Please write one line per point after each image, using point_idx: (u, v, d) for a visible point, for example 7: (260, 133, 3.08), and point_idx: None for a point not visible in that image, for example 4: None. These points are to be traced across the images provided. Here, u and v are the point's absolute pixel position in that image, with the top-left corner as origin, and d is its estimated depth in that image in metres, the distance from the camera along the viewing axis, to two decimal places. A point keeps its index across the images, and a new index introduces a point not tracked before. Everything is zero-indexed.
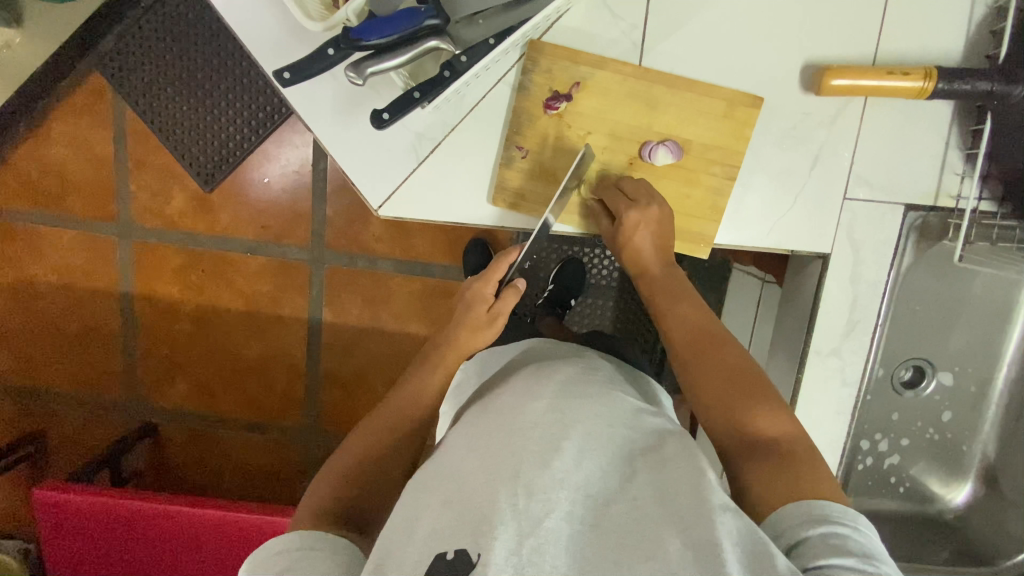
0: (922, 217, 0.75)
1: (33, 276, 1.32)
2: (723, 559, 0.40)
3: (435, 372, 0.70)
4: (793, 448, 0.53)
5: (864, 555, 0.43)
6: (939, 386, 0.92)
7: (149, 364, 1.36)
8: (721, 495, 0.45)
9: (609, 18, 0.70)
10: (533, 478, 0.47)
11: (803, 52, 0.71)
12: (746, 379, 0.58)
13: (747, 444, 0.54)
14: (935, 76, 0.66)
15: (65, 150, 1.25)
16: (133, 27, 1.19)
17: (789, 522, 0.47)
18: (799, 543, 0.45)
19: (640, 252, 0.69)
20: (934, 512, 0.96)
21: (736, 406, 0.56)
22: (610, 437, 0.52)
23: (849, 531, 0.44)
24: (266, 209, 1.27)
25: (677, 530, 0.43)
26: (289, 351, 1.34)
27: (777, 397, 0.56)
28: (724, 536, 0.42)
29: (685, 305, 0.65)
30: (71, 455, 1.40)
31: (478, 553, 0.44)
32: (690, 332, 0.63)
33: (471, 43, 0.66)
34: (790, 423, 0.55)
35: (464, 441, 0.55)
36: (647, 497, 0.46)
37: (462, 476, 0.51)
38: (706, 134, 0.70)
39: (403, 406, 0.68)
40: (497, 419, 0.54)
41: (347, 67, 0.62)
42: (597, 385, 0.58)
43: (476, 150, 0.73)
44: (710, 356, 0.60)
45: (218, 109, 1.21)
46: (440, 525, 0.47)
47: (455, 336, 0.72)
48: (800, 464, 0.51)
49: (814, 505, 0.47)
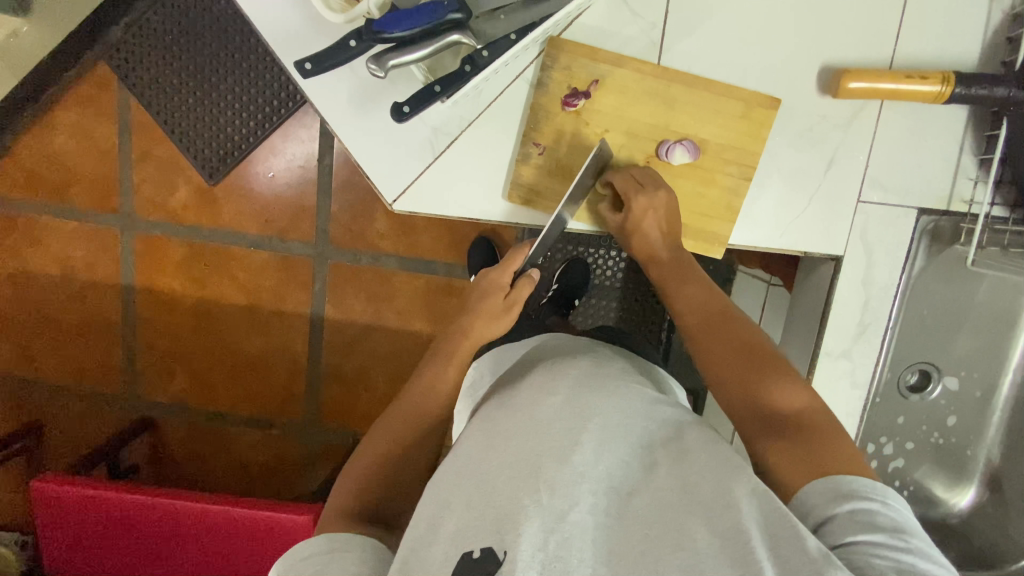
0: (934, 221, 0.75)
1: (32, 266, 1.31)
2: (751, 546, 0.41)
3: (451, 366, 0.70)
4: (815, 420, 0.54)
5: (892, 530, 0.44)
6: (945, 391, 0.93)
7: (149, 357, 1.35)
8: (748, 480, 0.45)
9: (628, 17, 0.70)
10: (553, 474, 0.47)
11: (820, 55, 0.71)
12: (763, 355, 0.59)
13: (771, 420, 0.55)
14: (953, 81, 0.66)
15: (70, 140, 1.24)
16: (141, 18, 1.18)
17: (814, 500, 0.48)
18: (826, 521, 0.47)
19: (646, 236, 0.71)
20: (939, 515, 0.96)
21: (750, 382, 0.57)
22: (628, 427, 0.52)
23: (876, 506, 0.46)
24: (272, 203, 1.26)
25: (701, 518, 0.44)
26: (293, 346, 1.33)
27: (796, 373, 0.58)
28: (750, 522, 0.42)
29: (690, 288, 0.68)
30: (68, 448, 1.39)
31: (505, 551, 0.44)
32: (700, 312, 0.65)
33: (493, 38, 0.66)
34: (812, 400, 0.55)
35: (482, 437, 0.55)
36: (670, 488, 0.46)
37: (483, 472, 0.51)
38: (723, 134, 0.71)
39: (422, 403, 0.68)
40: (513, 416, 0.54)
41: (369, 60, 0.62)
42: (613, 375, 0.58)
43: (492, 147, 0.73)
44: (723, 335, 0.62)
45: (225, 102, 1.20)
46: (463, 524, 0.47)
47: (469, 326, 0.72)
48: (823, 439, 0.52)
49: (840, 480, 0.48)
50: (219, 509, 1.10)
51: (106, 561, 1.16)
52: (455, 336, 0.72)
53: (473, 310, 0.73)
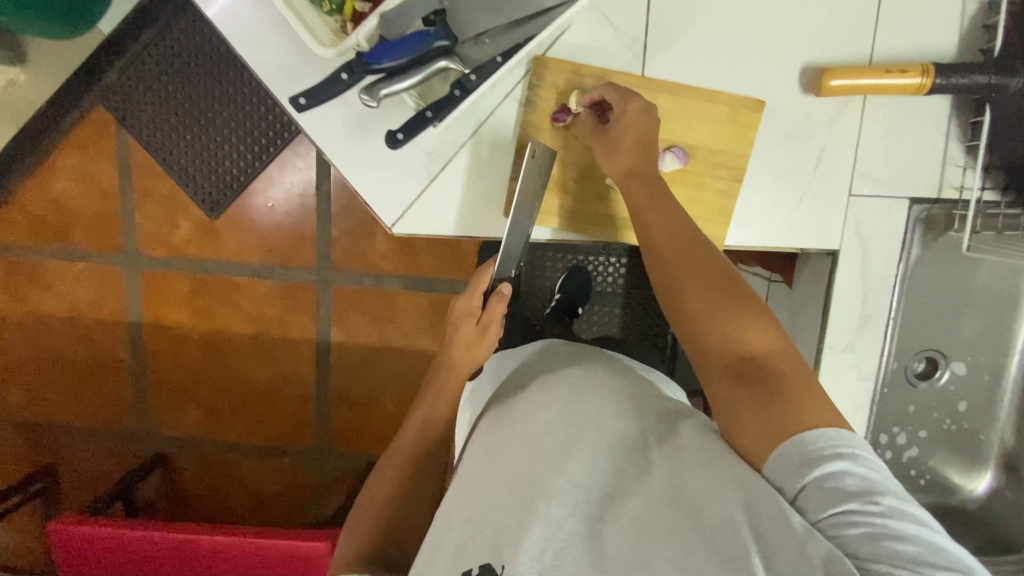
0: (927, 209, 0.76)
1: (40, 308, 1.32)
2: (740, 538, 0.45)
3: (435, 400, 0.72)
4: (779, 364, 0.54)
5: (864, 494, 0.45)
6: (954, 376, 0.95)
7: (159, 392, 1.36)
8: (735, 473, 0.49)
9: (610, 32, 0.72)
10: (549, 484, 0.53)
11: (801, 56, 0.72)
12: (733, 294, 0.58)
13: (732, 359, 0.55)
14: (932, 72, 0.67)
15: (70, 183, 1.27)
16: (134, 60, 1.21)
17: (784, 467, 0.49)
18: (799, 491, 0.48)
19: (628, 158, 0.67)
20: (957, 502, 0.98)
21: (724, 328, 0.56)
22: (619, 433, 0.56)
23: (845, 465, 0.47)
24: (272, 231, 1.28)
25: (694, 516, 0.48)
26: (301, 372, 1.34)
27: (762, 309, 0.57)
28: (740, 518, 0.46)
29: (668, 218, 0.64)
30: (81, 488, 1.40)
31: (502, 564, 0.50)
32: (676, 247, 0.63)
33: (479, 62, 0.67)
34: (777, 342, 0.55)
35: (483, 452, 0.61)
36: (661, 490, 0.50)
37: (484, 486, 0.58)
38: (710, 139, 0.72)
39: (414, 444, 0.72)
40: (512, 433, 0.60)
41: (363, 92, 0.64)
42: (604, 380, 0.62)
43: (485, 167, 0.75)
44: (699, 277, 0.60)
45: (221, 135, 1.23)
46: (466, 541, 0.54)
47: (448, 354, 0.72)
48: (786, 378, 0.53)
49: (806, 441, 0.48)
50: (242, 541, 1.10)
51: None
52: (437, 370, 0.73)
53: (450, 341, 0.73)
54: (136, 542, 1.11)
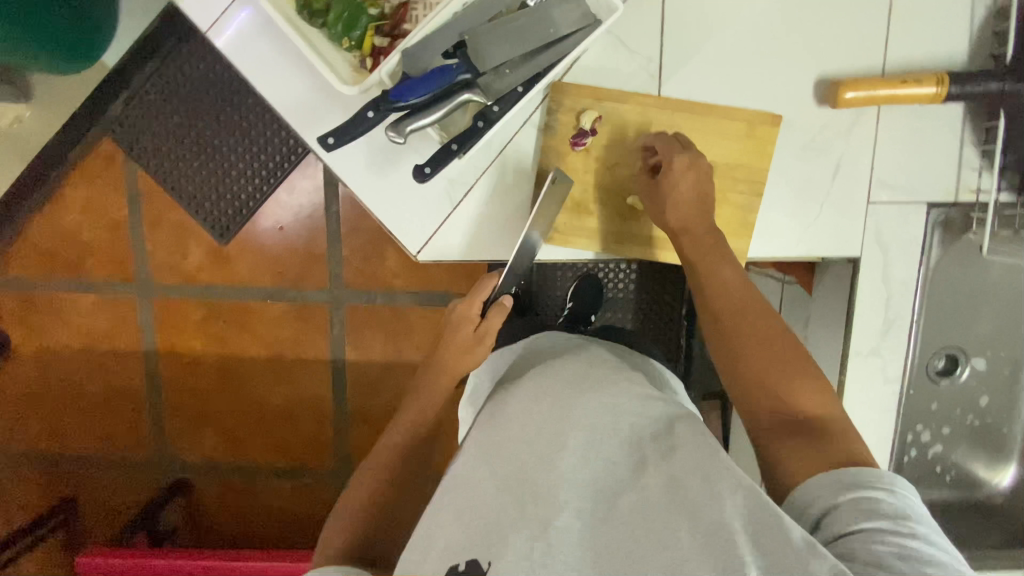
0: (944, 213, 0.77)
1: (55, 342, 1.33)
2: (733, 542, 0.43)
3: (430, 397, 0.76)
4: (833, 425, 0.57)
5: (897, 517, 0.46)
6: (975, 371, 0.96)
7: (178, 419, 1.37)
8: (733, 477, 0.48)
9: (625, 54, 0.72)
10: (539, 483, 0.53)
11: (815, 68, 0.73)
12: (789, 356, 0.61)
13: (785, 418, 0.59)
14: (947, 81, 0.68)
15: (80, 215, 1.28)
16: (140, 92, 1.22)
17: (820, 491, 0.51)
18: (830, 510, 0.49)
19: (675, 211, 0.68)
20: (983, 497, 0.99)
21: (781, 387, 0.59)
22: (616, 426, 0.56)
23: (882, 494, 0.48)
24: (284, 255, 1.29)
25: (688, 517, 0.46)
26: (319, 394, 1.35)
27: (816, 372, 0.61)
28: (734, 520, 0.45)
29: (725, 273, 0.66)
30: (104, 517, 1.41)
31: (489, 562, 0.49)
32: (730, 302, 0.65)
33: (502, 92, 0.68)
34: (831, 405, 0.59)
35: (476, 450, 0.61)
36: (656, 485, 0.50)
37: (476, 486, 0.57)
38: (729, 154, 0.73)
39: (404, 436, 0.76)
40: (504, 428, 0.60)
41: (388, 129, 0.65)
42: (603, 376, 0.63)
43: (509, 193, 0.76)
44: (756, 333, 0.62)
45: (230, 162, 1.24)
46: (451, 538, 0.53)
47: (443, 358, 0.75)
48: (836, 435, 0.56)
49: (846, 472, 0.51)
50: (272, 565, 1.11)
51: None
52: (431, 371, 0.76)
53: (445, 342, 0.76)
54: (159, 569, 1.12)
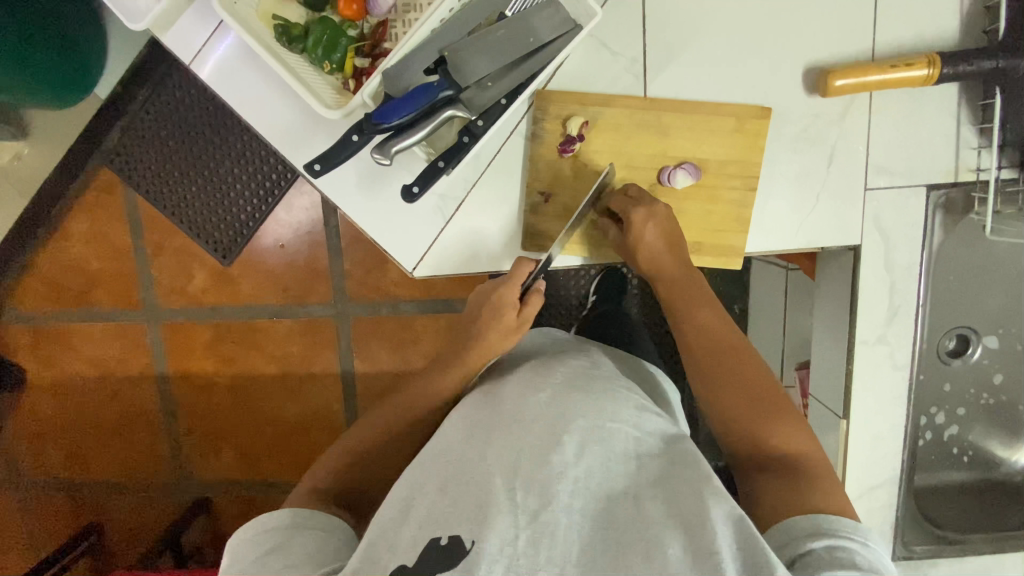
0: (945, 194, 0.76)
1: (69, 371, 1.35)
2: (720, 564, 0.46)
3: (453, 372, 0.70)
4: (808, 463, 0.59)
5: (867, 569, 0.48)
6: (986, 350, 0.96)
7: (194, 439, 1.38)
8: (727, 502, 0.50)
9: (608, 57, 0.72)
10: (532, 473, 0.52)
11: (802, 58, 0.72)
12: (772, 399, 0.63)
13: (764, 455, 0.61)
14: (938, 63, 0.66)
15: (84, 246, 1.29)
16: (134, 121, 1.23)
17: (796, 533, 0.52)
18: (804, 555, 0.50)
19: (653, 252, 0.70)
20: (1003, 476, 0.99)
21: (757, 424, 0.62)
22: (613, 432, 0.57)
23: (855, 546, 0.50)
24: (287, 273, 1.30)
25: (679, 535, 0.48)
26: (330, 407, 1.35)
27: (795, 413, 0.63)
28: (721, 540, 0.47)
29: (702, 312, 0.68)
30: (130, 540, 1.43)
31: (473, 541, 0.48)
32: (709, 342, 0.67)
33: (484, 106, 0.67)
34: (808, 442, 0.61)
35: (463, 430, 0.59)
36: (652, 503, 0.52)
37: (462, 467, 0.55)
38: (721, 151, 0.72)
39: (407, 404, 0.69)
40: (496, 414, 0.59)
41: (374, 151, 0.65)
42: (601, 384, 0.64)
43: (501, 203, 0.76)
44: (735, 369, 0.65)
45: (227, 184, 1.24)
46: (434, 511, 0.52)
47: (482, 337, 0.70)
48: (816, 475, 0.58)
49: (822, 519, 0.52)
50: None
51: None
52: (460, 345, 0.71)
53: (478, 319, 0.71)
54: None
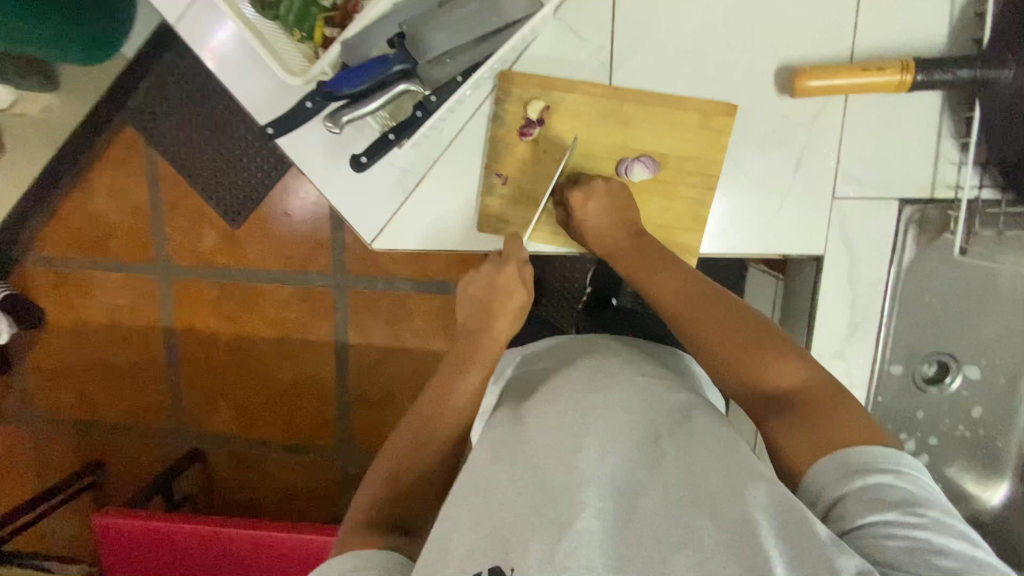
0: (920, 210, 0.73)
1: (86, 316, 1.36)
2: (760, 537, 0.40)
3: (471, 372, 0.65)
4: (811, 395, 0.51)
5: (905, 505, 0.42)
6: (966, 381, 0.88)
7: (195, 394, 1.38)
8: (755, 470, 0.45)
9: (575, 42, 0.71)
10: (558, 489, 0.48)
11: (775, 55, 0.70)
12: (751, 331, 0.55)
13: (768, 400, 0.53)
14: (912, 68, 0.64)
15: (105, 197, 1.30)
16: (158, 82, 1.24)
17: (823, 480, 0.46)
18: (837, 500, 0.45)
19: (600, 234, 0.69)
20: (969, 512, 0.91)
21: (744, 360, 0.54)
22: (631, 420, 0.51)
23: (888, 479, 0.44)
24: (291, 240, 1.28)
25: (706, 516, 0.43)
26: (322, 373, 1.34)
27: (786, 343, 0.55)
28: (756, 511, 0.42)
29: (666, 275, 0.63)
30: (128, 482, 1.43)
31: (512, 569, 0.44)
32: (677, 299, 0.61)
33: (440, 82, 0.68)
34: (807, 369, 0.52)
35: (490, 454, 0.55)
36: (675, 481, 0.46)
37: (493, 493, 0.51)
38: (681, 146, 0.71)
39: (429, 419, 0.63)
40: (518, 442, 0.55)
41: (325, 118, 0.66)
42: (615, 369, 0.58)
43: (460, 181, 0.76)
44: (704, 314, 0.58)
45: (240, 149, 1.24)
46: (472, 543, 0.48)
47: (490, 323, 0.68)
48: (825, 412, 0.49)
49: (849, 455, 0.46)
50: (260, 534, 1.15)
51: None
52: (471, 339, 0.68)
53: (492, 309, 0.69)
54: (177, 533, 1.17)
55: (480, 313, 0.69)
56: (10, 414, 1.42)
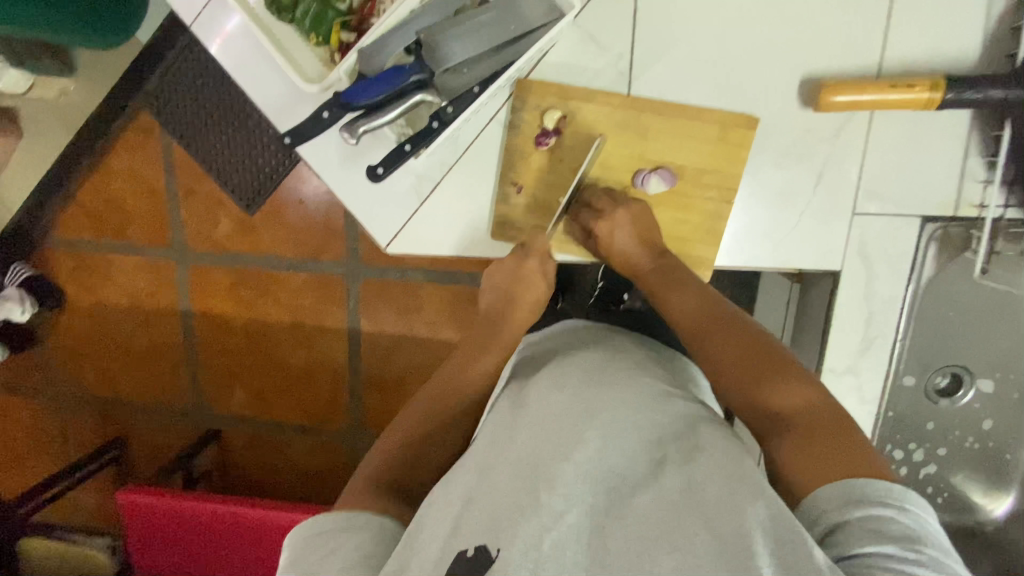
0: (942, 228, 0.72)
1: (107, 299, 1.38)
2: (753, 552, 0.39)
3: (488, 354, 0.65)
4: (816, 421, 0.50)
5: (905, 540, 0.41)
6: (979, 395, 0.87)
7: (211, 376, 1.40)
8: (756, 484, 0.43)
9: (594, 49, 0.70)
10: (551, 473, 0.45)
11: (799, 68, 0.68)
12: (766, 356, 0.55)
13: (774, 420, 0.52)
14: (942, 87, 0.63)
15: (123, 182, 1.29)
16: (172, 67, 1.21)
17: (825, 506, 0.45)
18: (836, 528, 0.43)
19: (625, 253, 0.68)
20: (973, 522, 0.92)
21: (753, 383, 0.54)
22: (637, 421, 0.49)
23: (890, 513, 0.42)
24: (303, 229, 1.28)
25: (702, 523, 0.41)
26: (334, 360, 1.35)
27: (803, 373, 0.54)
28: (754, 527, 0.40)
29: (680, 295, 0.63)
30: (149, 460, 1.47)
31: (498, 549, 0.42)
32: (693, 317, 0.61)
33: (457, 92, 0.67)
34: (821, 399, 0.51)
35: (489, 441, 0.52)
36: (674, 483, 0.44)
37: (488, 471, 0.49)
38: (699, 158, 0.70)
39: (452, 383, 0.63)
40: (519, 423, 0.52)
41: (342, 129, 0.66)
42: (619, 370, 0.55)
43: (473, 189, 0.75)
44: (719, 334, 0.58)
45: (254, 136, 1.23)
46: (461, 519, 0.45)
47: (511, 310, 0.68)
48: (825, 439, 0.48)
49: (855, 486, 0.45)
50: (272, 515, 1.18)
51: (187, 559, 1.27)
52: (492, 319, 0.68)
53: (513, 291, 0.68)
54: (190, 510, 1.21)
55: (501, 296, 0.69)
56: (38, 391, 1.46)
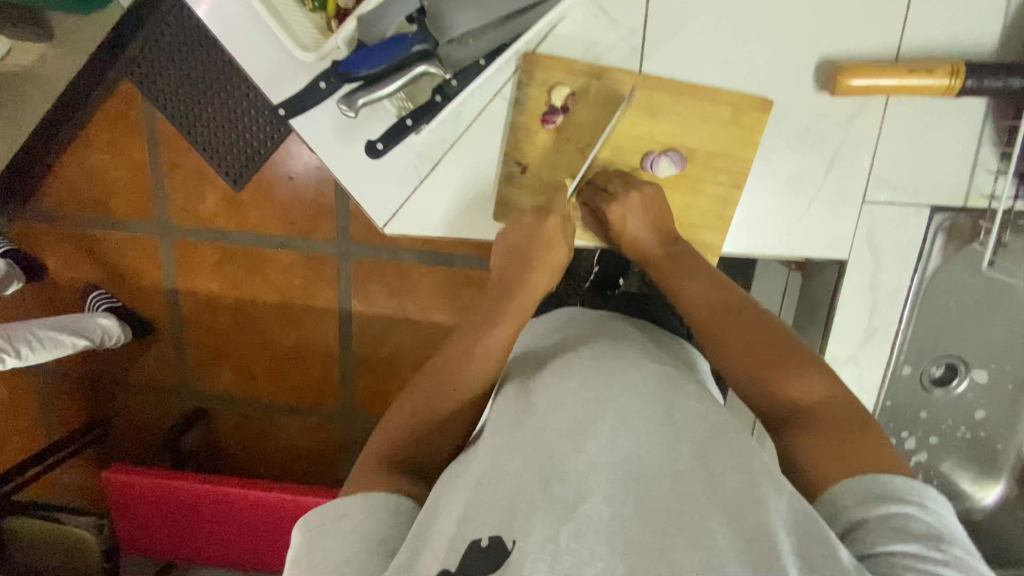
0: (951, 218, 0.71)
1: (88, 275, 1.33)
2: (778, 549, 0.38)
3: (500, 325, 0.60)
4: (833, 413, 0.49)
5: (929, 539, 0.40)
6: (973, 385, 0.88)
7: (197, 355, 1.37)
8: (773, 479, 0.43)
9: (605, 24, 0.67)
10: (566, 462, 0.44)
11: (816, 49, 0.66)
12: (779, 346, 0.54)
13: (791, 414, 0.51)
14: (962, 73, 0.61)
15: (104, 154, 1.24)
16: (156, 32, 1.15)
17: (845, 503, 0.45)
18: (856, 526, 0.43)
19: (636, 238, 0.67)
20: (962, 509, 0.93)
21: (768, 376, 0.53)
22: (652, 409, 0.47)
23: (912, 511, 0.42)
24: (291, 205, 1.24)
25: (725, 520, 0.40)
26: (325, 340, 1.33)
27: (813, 360, 0.53)
28: (777, 524, 0.40)
29: (693, 282, 0.61)
30: (136, 439, 1.45)
31: (514, 541, 0.40)
32: (705, 306, 0.59)
33: (460, 64, 0.64)
34: (835, 386, 0.50)
35: (496, 429, 0.51)
36: (693, 478, 0.43)
37: (497, 459, 0.47)
38: (711, 141, 0.68)
39: (461, 363, 0.57)
40: (528, 410, 0.50)
41: (340, 101, 0.63)
42: (627, 356, 0.53)
43: (476, 168, 0.72)
44: (732, 323, 0.57)
45: (241, 107, 1.17)
46: (474, 508, 0.44)
47: (529, 277, 0.64)
48: (844, 434, 0.48)
49: (875, 482, 0.44)
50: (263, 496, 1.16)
51: (180, 540, 1.26)
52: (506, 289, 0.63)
53: (531, 259, 0.64)
54: (180, 491, 1.19)
55: (516, 264, 0.65)
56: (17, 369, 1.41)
